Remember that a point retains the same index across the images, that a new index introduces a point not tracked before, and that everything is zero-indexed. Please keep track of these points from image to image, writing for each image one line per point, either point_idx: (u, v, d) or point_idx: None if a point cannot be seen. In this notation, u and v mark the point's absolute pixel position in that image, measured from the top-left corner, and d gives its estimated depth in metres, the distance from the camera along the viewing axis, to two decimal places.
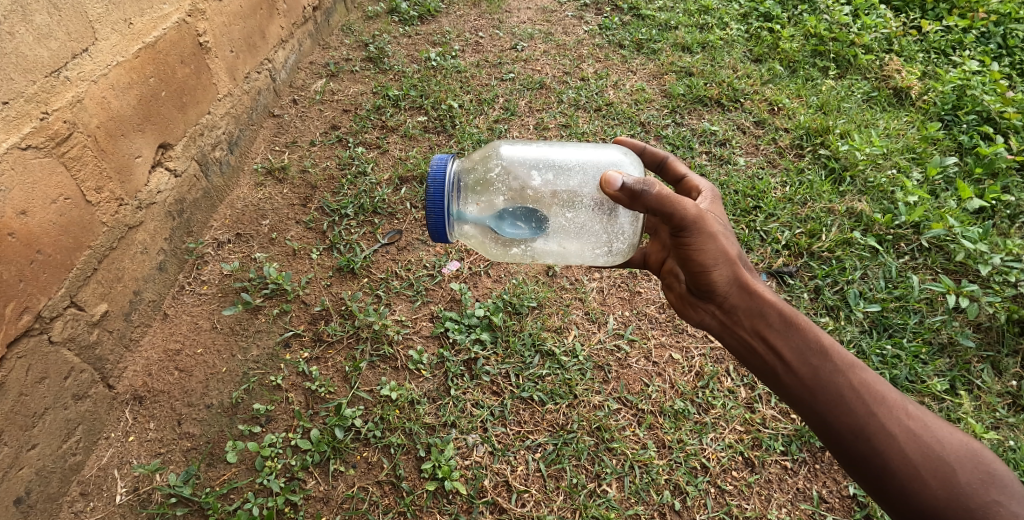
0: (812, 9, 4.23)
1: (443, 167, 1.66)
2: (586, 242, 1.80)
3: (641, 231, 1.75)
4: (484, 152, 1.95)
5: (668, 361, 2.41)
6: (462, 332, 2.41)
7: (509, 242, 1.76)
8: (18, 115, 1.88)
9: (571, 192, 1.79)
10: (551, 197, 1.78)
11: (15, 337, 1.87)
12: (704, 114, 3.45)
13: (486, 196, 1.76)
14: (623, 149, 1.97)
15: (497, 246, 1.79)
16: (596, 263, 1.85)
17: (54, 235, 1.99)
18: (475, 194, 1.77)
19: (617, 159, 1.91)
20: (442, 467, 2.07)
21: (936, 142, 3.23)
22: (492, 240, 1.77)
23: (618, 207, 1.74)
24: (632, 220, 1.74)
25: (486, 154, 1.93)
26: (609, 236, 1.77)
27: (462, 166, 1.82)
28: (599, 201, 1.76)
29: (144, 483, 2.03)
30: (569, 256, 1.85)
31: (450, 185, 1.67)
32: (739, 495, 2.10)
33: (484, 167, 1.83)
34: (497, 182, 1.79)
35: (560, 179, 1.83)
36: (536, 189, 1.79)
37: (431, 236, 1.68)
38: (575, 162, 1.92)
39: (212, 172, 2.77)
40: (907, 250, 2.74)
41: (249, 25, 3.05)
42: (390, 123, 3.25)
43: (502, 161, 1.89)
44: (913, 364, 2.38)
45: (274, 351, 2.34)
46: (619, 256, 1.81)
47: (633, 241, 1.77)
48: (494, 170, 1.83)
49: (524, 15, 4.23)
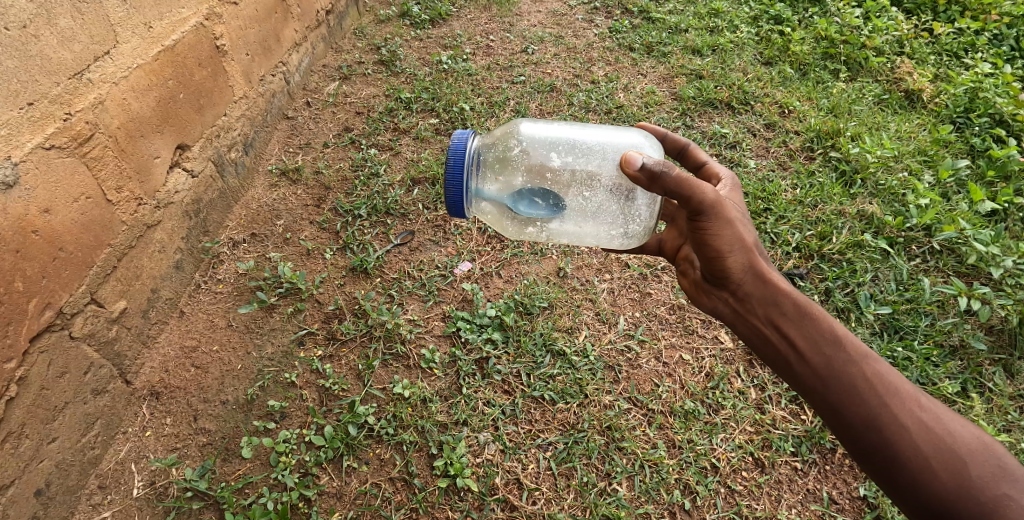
0: (823, 12, 4.23)
1: (464, 144, 1.69)
2: (602, 222, 1.82)
3: (657, 215, 1.78)
4: (505, 129, 1.96)
5: (678, 362, 2.42)
6: (474, 331, 2.43)
7: (528, 220, 1.79)
8: (42, 116, 1.92)
9: (588, 173, 1.81)
10: (570, 178, 1.80)
11: (38, 333, 1.91)
12: (714, 117, 3.47)
13: (505, 175, 1.79)
14: (644, 132, 1.99)
15: (514, 224, 1.84)
16: (612, 245, 1.88)
17: (75, 233, 2.03)
18: (494, 171, 1.80)
19: (638, 141, 1.93)
20: (454, 465, 2.09)
21: (948, 145, 3.23)
22: (510, 218, 1.83)
23: (635, 190, 1.76)
24: (649, 204, 1.77)
25: (507, 130, 1.94)
26: (626, 217, 1.80)
27: (483, 142, 1.84)
28: (617, 182, 1.78)
29: (160, 477, 2.07)
30: (585, 236, 1.89)
31: (470, 161, 1.70)
32: (749, 496, 2.11)
33: (506, 145, 1.84)
34: (516, 160, 1.80)
35: (579, 160, 1.84)
36: (555, 169, 1.81)
37: (450, 212, 1.71)
38: (597, 143, 1.95)
39: (228, 173, 2.82)
40: (918, 253, 2.73)
41: (264, 28, 3.10)
42: (402, 126, 3.28)
43: (523, 138, 1.89)
44: (923, 366, 2.37)
45: (289, 349, 2.37)
46: (636, 238, 1.83)
47: (648, 225, 1.80)
48: (514, 148, 1.83)
49: (534, 18, 4.26)
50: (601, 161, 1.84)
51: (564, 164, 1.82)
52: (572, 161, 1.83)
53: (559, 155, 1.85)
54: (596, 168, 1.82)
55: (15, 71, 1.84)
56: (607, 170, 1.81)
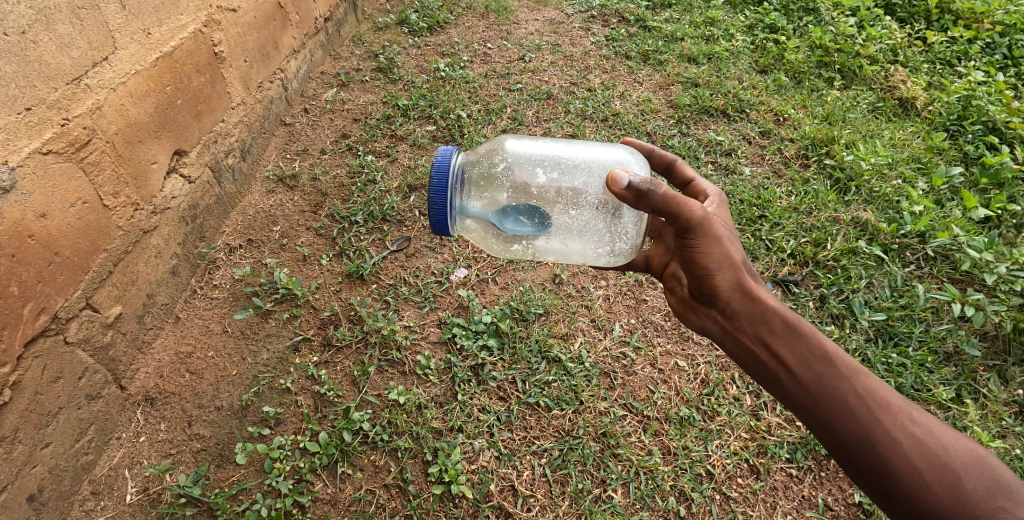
0: (818, 21, 4.26)
1: (447, 161, 1.69)
2: (588, 239, 1.82)
3: (644, 232, 1.77)
4: (490, 146, 1.97)
5: (673, 368, 2.42)
6: (469, 338, 2.43)
7: (515, 237, 1.78)
8: (40, 121, 1.93)
9: (572, 189, 1.83)
10: (555, 195, 1.82)
11: (32, 337, 1.91)
12: (709, 125, 3.49)
13: (489, 192, 1.80)
14: (631, 149, 2.00)
15: (499, 242, 1.83)
16: (599, 263, 1.87)
17: (71, 238, 2.03)
18: (479, 188, 1.81)
19: (624, 159, 1.94)
20: (449, 471, 2.08)
21: (941, 152, 3.26)
22: (495, 234, 1.81)
23: (622, 207, 1.77)
24: (636, 221, 1.77)
25: (492, 148, 1.95)
26: (613, 234, 1.79)
27: (467, 159, 1.85)
28: (603, 199, 1.79)
29: (153, 483, 2.06)
30: (570, 254, 1.88)
31: (454, 179, 1.70)
32: (744, 503, 2.11)
33: (490, 162, 1.86)
34: (500, 177, 1.82)
35: (563, 177, 1.86)
36: (539, 185, 1.83)
37: (434, 228, 1.71)
38: (583, 161, 1.95)
39: (225, 179, 2.83)
40: (912, 260, 2.74)
41: (262, 35, 3.12)
42: (399, 132, 3.30)
43: (508, 156, 1.91)
44: (918, 372, 2.37)
45: (284, 355, 2.37)
46: (622, 257, 1.82)
47: (636, 243, 1.79)
48: (498, 165, 1.86)
49: (532, 27, 4.29)
50: (585, 178, 1.86)
51: (548, 180, 1.84)
52: (555, 178, 1.85)
53: (542, 172, 1.87)
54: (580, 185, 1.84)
55: (13, 76, 1.84)
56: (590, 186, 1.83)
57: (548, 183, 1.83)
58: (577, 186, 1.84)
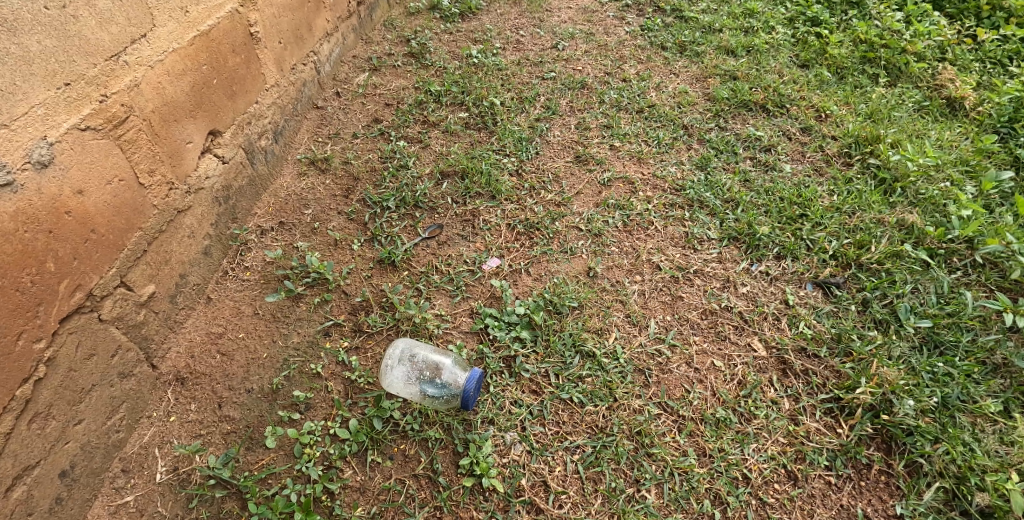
0: (862, 15, 4.12)
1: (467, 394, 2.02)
2: (426, 370, 2.18)
3: (392, 353, 2.22)
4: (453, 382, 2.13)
5: (709, 368, 2.36)
6: (502, 329, 2.39)
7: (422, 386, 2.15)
8: (78, 97, 1.92)
9: (401, 363, 2.20)
10: (427, 383, 2.15)
11: (67, 314, 1.90)
12: (748, 119, 3.39)
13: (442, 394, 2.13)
14: (406, 348, 2.25)
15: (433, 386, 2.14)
16: (405, 353, 2.23)
17: (107, 215, 2.03)
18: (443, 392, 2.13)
19: (407, 355, 2.22)
20: (480, 464, 2.05)
21: (991, 155, 3.13)
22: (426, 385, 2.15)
23: (399, 369, 2.19)
24: (400, 366, 2.19)
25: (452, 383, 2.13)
26: (411, 360, 2.21)
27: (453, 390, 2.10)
28: (404, 375, 2.18)
29: (184, 463, 2.06)
30: (406, 359, 2.21)
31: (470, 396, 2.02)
32: (781, 509, 2.05)
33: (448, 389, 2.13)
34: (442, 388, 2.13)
35: (410, 368, 2.19)
36: (414, 394, 2.15)
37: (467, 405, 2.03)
38: (428, 363, 2.20)
39: (258, 161, 2.81)
40: (959, 266, 2.64)
41: (297, 17, 3.08)
42: (431, 118, 3.26)
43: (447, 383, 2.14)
44: (965, 383, 2.25)
45: (315, 340, 2.35)
46: (396, 367, 2.19)
47: (398, 352, 2.23)
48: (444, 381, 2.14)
49: (565, 15, 4.21)
50: (424, 352, 2.24)
51: (396, 372, 2.18)
52: (396, 361, 2.20)
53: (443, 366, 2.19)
54: (419, 352, 2.24)
55: (53, 51, 1.83)
56: (394, 354, 2.22)
57: (391, 375, 2.18)
58: (430, 355, 2.24)
